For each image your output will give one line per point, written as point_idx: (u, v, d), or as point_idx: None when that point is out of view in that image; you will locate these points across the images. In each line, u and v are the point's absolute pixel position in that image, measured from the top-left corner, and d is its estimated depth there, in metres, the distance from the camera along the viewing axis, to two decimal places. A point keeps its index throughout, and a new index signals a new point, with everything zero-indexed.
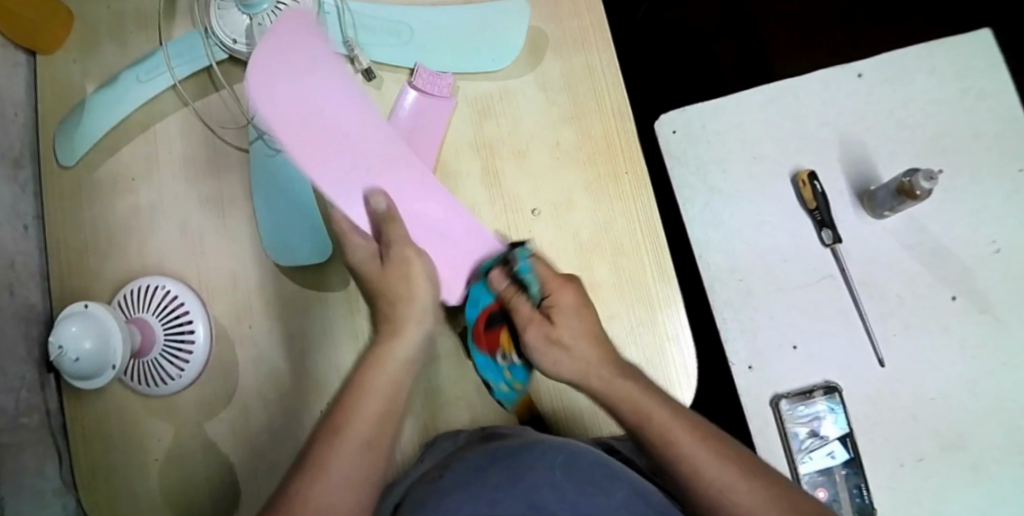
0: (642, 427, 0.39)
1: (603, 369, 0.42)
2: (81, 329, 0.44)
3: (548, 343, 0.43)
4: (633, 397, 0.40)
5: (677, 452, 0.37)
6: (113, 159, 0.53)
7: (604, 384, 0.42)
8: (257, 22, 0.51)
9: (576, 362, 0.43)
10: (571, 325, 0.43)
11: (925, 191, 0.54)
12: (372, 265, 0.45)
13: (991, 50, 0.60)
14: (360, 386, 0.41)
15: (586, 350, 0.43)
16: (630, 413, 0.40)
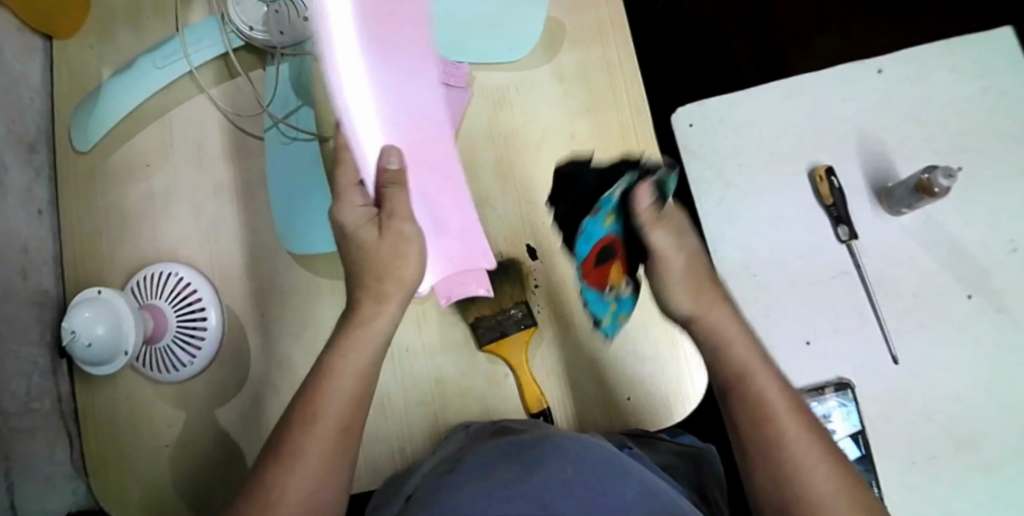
0: (740, 395, 0.37)
1: (722, 312, 0.40)
2: (94, 315, 0.45)
3: (693, 276, 0.40)
4: (746, 363, 0.38)
5: (771, 428, 0.35)
6: (128, 144, 0.53)
7: (718, 332, 0.39)
8: (274, 8, 0.51)
9: (699, 298, 0.40)
10: (691, 259, 0.40)
11: (943, 188, 0.53)
12: (369, 233, 0.40)
13: (1012, 48, 0.59)
14: (333, 367, 0.38)
15: (703, 286, 0.40)
16: (731, 377, 0.38)
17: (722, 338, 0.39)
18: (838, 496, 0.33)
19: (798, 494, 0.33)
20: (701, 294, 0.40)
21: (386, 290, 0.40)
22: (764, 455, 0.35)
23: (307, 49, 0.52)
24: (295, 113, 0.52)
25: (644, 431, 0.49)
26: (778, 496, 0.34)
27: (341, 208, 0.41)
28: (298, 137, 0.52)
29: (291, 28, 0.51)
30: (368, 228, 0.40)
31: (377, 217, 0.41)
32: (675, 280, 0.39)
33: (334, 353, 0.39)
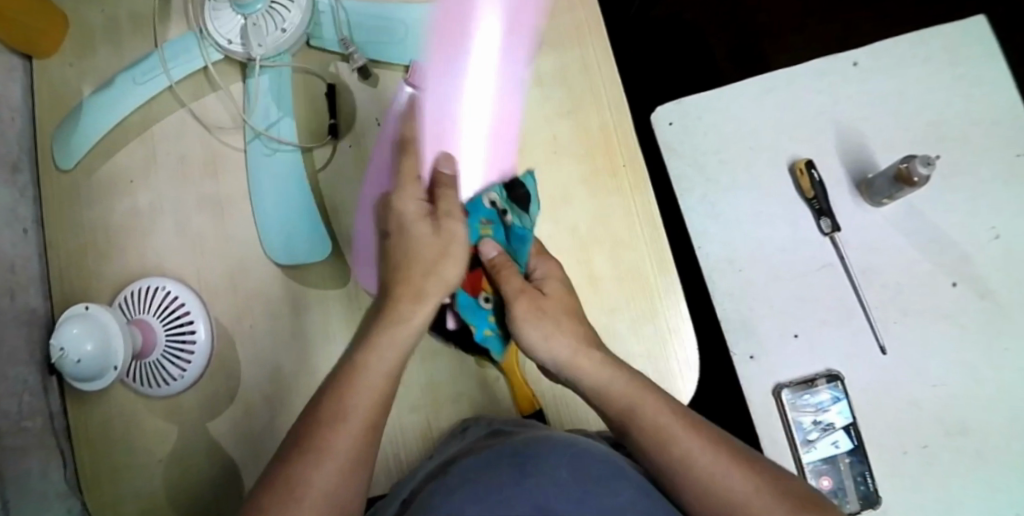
0: (636, 430, 0.38)
1: (588, 353, 0.42)
2: (82, 330, 0.45)
3: (540, 315, 0.43)
4: (631, 392, 0.39)
5: (674, 449, 0.36)
6: (111, 161, 0.53)
7: (596, 369, 0.41)
8: (251, 22, 0.51)
9: (563, 342, 0.42)
10: (556, 294, 0.45)
11: (923, 176, 0.54)
12: (423, 227, 0.41)
13: (985, 36, 0.60)
14: (365, 361, 0.37)
15: (573, 325, 0.43)
16: (624, 412, 0.39)
17: (574, 373, 0.42)
18: (773, 509, 0.33)
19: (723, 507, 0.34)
20: (546, 326, 0.43)
21: (426, 285, 0.40)
22: (671, 477, 0.36)
23: (287, 61, 0.53)
24: (277, 125, 0.52)
25: None
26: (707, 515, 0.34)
27: (399, 196, 0.43)
28: (280, 149, 0.52)
29: (269, 41, 0.51)
30: (422, 222, 0.42)
31: (431, 213, 0.42)
32: (528, 326, 0.43)
33: (367, 346, 0.38)
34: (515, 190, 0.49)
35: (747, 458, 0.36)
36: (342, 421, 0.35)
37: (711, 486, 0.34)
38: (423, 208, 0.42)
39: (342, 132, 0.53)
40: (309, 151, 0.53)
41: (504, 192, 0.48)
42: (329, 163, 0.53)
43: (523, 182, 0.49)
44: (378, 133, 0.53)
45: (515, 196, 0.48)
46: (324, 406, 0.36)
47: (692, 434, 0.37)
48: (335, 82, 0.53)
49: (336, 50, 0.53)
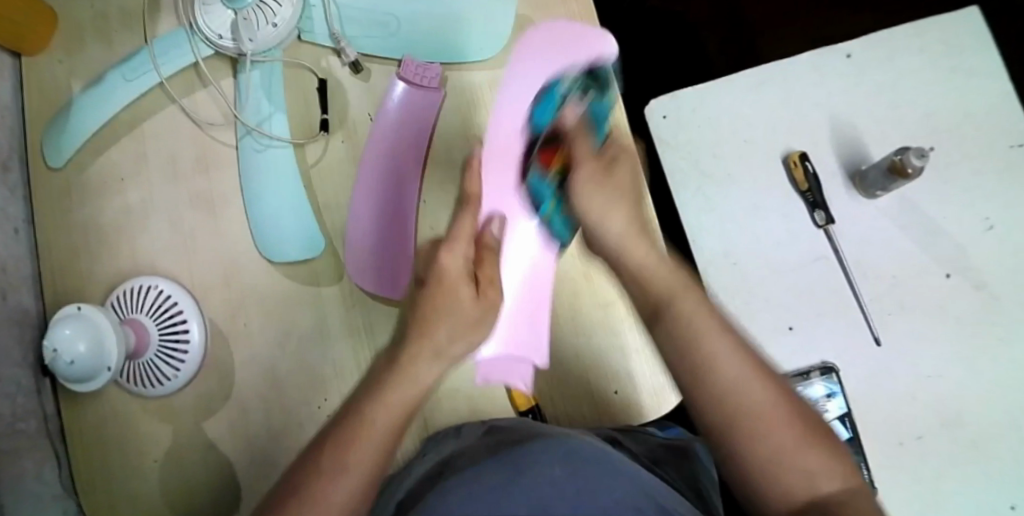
0: (670, 316, 0.38)
1: (641, 241, 0.43)
2: (74, 331, 0.44)
3: (601, 185, 0.44)
4: (673, 285, 0.39)
5: (704, 349, 0.36)
6: (103, 159, 0.53)
7: (640, 253, 0.42)
8: (240, 17, 0.50)
9: (619, 219, 0.43)
10: (622, 173, 0.45)
11: (917, 168, 0.53)
12: (467, 289, 0.42)
13: (978, 27, 0.60)
14: (370, 415, 0.37)
15: (619, 192, 0.44)
16: (660, 295, 0.39)
17: (623, 252, 0.43)
18: (786, 428, 0.33)
19: (734, 411, 0.34)
20: (607, 197, 0.44)
21: (447, 346, 0.41)
22: (694, 368, 0.35)
23: (278, 56, 0.52)
24: (268, 120, 0.52)
25: (629, 425, 0.49)
26: (716, 414, 0.34)
27: (445, 253, 0.42)
28: (272, 145, 0.52)
29: (260, 36, 0.51)
30: (466, 284, 0.42)
31: (473, 274, 0.43)
32: (584, 183, 0.44)
33: (378, 400, 0.38)
34: (596, 77, 0.52)
35: (771, 374, 0.35)
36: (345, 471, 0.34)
37: (731, 387, 0.34)
38: (466, 265, 0.43)
39: (334, 127, 0.53)
40: (301, 146, 0.52)
41: (582, 89, 0.52)
42: (321, 158, 0.52)
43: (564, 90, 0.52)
44: (370, 128, 0.52)
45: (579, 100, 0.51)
46: (325, 459, 0.35)
47: (720, 332, 0.36)
48: (327, 77, 0.53)
49: (327, 45, 0.53)
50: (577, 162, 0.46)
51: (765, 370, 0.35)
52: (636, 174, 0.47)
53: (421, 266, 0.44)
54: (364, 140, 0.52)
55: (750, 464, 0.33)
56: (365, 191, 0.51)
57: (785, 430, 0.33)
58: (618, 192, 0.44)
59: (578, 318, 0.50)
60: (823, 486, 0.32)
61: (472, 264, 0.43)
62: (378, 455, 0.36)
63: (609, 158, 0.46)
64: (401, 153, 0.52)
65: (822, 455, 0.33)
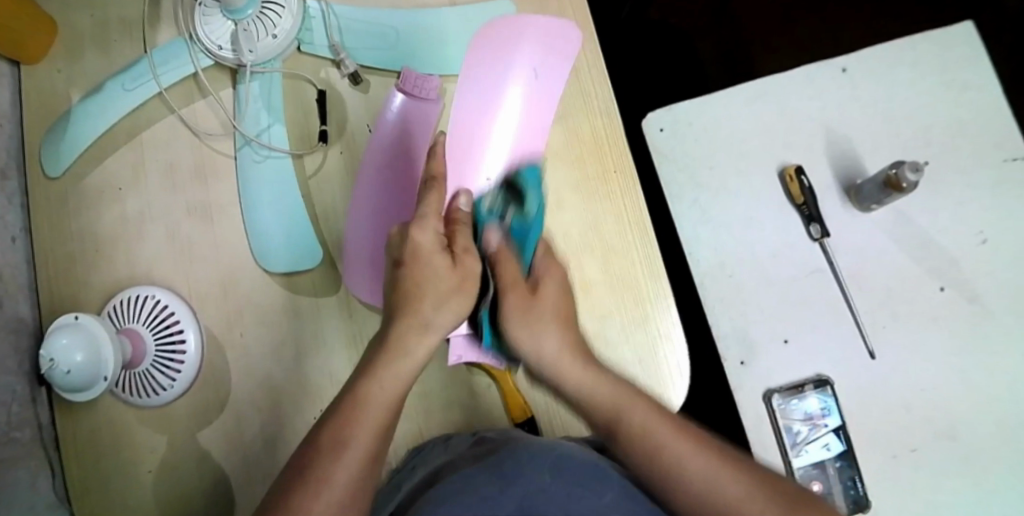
0: (625, 432, 0.37)
1: (577, 360, 0.40)
2: (72, 340, 0.44)
3: (530, 314, 0.41)
4: (617, 396, 0.38)
5: (666, 456, 0.35)
6: (100, 168, 0.53)
7: (586, 374, 0.39)
8: (241, 27, 0.51)
9: (556, 340, 0.40)
10: (556, 290, 0.43)
11: (911, 183, 0.54)
12: (441, 261, 0.40)
13: (971, 43, 0.61)
14: (366, 394, 0.36)
15: (566, 311, 0.42)
16: (608, 417, 0.38)
17: (563, 378, 0.40)
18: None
19: (715, 509, 0.34)
20: (536, 326, 0.40)
21: (433, 317, 0.39)
22: (662, 477, 0.35)
23: (276, 67, 0.52)
24: (268, 131, 0.52)
25: (626, 435, 0.49)
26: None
27: (416, 229, 0.40)
28: (271, 155, 0.52)
29: (260, 48, 0.51)
30: (439, 256, 0.40)
31: (449, 246, 0.41)
32: (517, 317, 0.41)
33: (371, 377, 0.36)
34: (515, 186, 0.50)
35: (740, 465, 0.36)
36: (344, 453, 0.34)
37: (698, 491, 0.35)
38: (440, 240, 0.41)
39: (332, 138, 0.53)
40: (300, 157, 0.53)
41: (498, 213, 0.48)
42: (319, 169, 0.53)
43: (519, 175, 0.51)
44: (368, 139, 0.53)
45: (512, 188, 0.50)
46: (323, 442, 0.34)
47: (677, 438, 0.36)
48: (326, 88, 0.53)
49: (328, 57, 0.53)
50: (503, 288, 0.42)
51: (727, 457, 0.36)
52: (566, 290, 0.43)
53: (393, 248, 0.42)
54: (362, 151, 0.53)
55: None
56: (365, 198, 0.52)
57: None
58: (553, 291, 0.43)
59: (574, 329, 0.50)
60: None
61: (446, 238, 0.42)
62: (375, 434, 0.35)
63: (535, 282, 0.43)
64: (399, 164, 0.52)
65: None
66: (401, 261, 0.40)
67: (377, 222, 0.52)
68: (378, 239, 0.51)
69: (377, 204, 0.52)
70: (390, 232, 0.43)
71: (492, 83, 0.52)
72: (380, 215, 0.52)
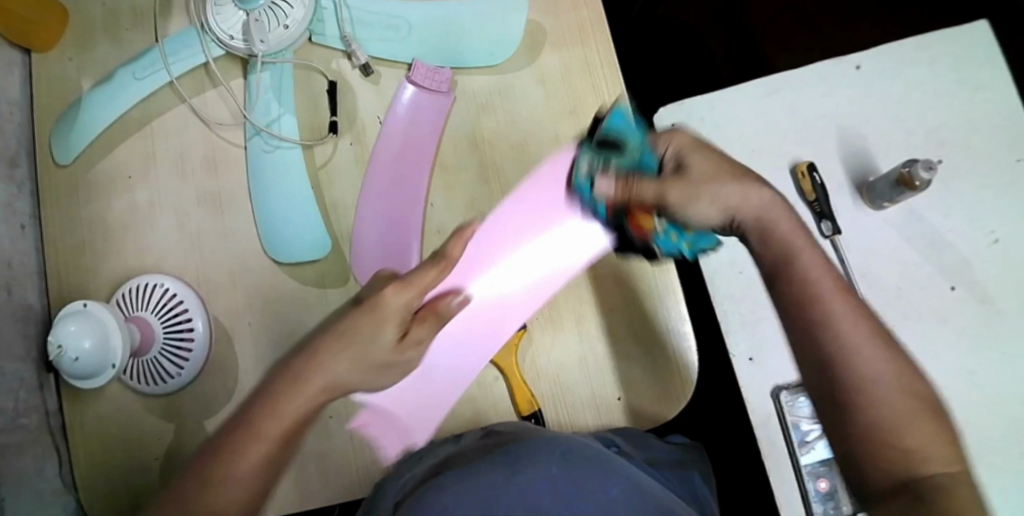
0: (788, 275, 0.41)
1: (760, 190, 0.43)
2: (80, 328, 0.44)
3: (709, 178, 0.42)
4: (794, 241, 0.41)
5: (820, 309, 0.38)
6: (110, 156, 0.53)
7: (762, 208, 0.42)
8: (253, 18, 0.51)
9: (737, 191, 0.42)
10: (703, 158, 0.44)
11: (924, 181, 0.54)
12: (387, 330, 0.42)
13: (985, 41, 0.60)
14: (277, 409, 0.38)
15: (732, 172, 0.43)
16: (780, 258, 0.41)
17: (767, 210, 0.42)
18: (898, 401, 0.36)
19: (848, 371, 0.37)
20: (710, 193, 0.42)
21: (346, 373, 0.41)
22: (810, 330, 0.39)
23: (288, 57, 0.52)
24: (278, 121, 0.52)
25: (633, 431, 0.48)
26: (823, 377, 0.38)
27: (393, 291, 0.43)
28: (281, 146, 0.52)
29: (271, 38, 0.51)
30: (394, 329, 0.42)
31: (406, 324, 0.43)
32: (699, 201, 0.42)
33: (272, 409, 0.38)
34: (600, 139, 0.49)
35: (897, 356, 0.37)
36: (221, 485, 0.36)
37: (845, 355, 0.37)
38: (405, 310, 0.43)
39: (342, 130, 0.53)
40: (310, 148, 0.53)
41: (595, 157, 0.49)
42: (329, 160, 0.53)
43: (600, 126, 0.49)
44: (379, 131, 0.53)
45: (603, 143, 0.49)
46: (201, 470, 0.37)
47: (851, 308, 0.38)
48: (336, 79, 0.53)
49: (339, 48, 0.53)
50: (659, 208, 0.44)
51: (882, 337, 0.38)
52: (711, 158, 0.44)
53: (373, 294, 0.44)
54: (373, 142, 0.53)
55: (863, 425, 0.36)
56: (378, 192, 0.52)
57: (894, 406, 0.36)
58: (702, 164, 0.43)
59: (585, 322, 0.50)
60: (925, 463, 0.34)
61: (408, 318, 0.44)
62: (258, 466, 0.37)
63: (676, 166, 0.45)
64: (409, 157, 0.52)
65: (923, 434, 0.35)
66: (363, 304, 0.43)
67: (384, 231, 0.51)
68: (385, 251, 0.51)
69: (385, 214, 0.51)
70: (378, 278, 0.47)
71: (551, 217, 0.51)
72: (387, 225, 0.51)
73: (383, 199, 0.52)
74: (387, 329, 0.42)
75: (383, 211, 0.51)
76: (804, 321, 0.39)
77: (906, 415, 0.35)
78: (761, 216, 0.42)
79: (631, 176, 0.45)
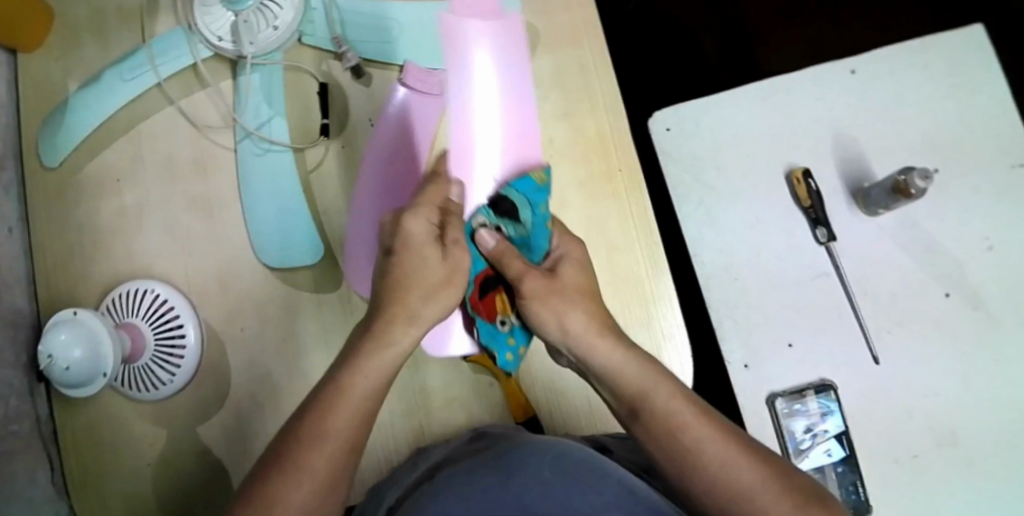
0: (646, 416, 0.37)
1: (601, 332, 0.41)
2: (70, 337, 0.44)
3: (553, 294, 0.43)
4: (643, 376, 0.39)
5: (687, 436, 0.36)
6: (98, 160, 0.52)
7: (608, 353, 0.40)
8: (241, 19, 0.50)
9: (579, 316, 0.42)
10: (573, 274, 0.44)
11: (919, 190, 0.54)
12: (432, 254, 0.41)
13: (983, 46, 0.60)
14: (349, 380, 0.37)
15: (584, 298, 0.43)
16: (635, 395, 0.38)
17: (590, 347, 0.41)
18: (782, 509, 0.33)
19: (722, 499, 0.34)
20: (557, 304, 0.42)
21: (421, 310, 0.40)
22: (678, 467, 0.36)
23: (278, 59, 0.52)
24: (268, 124, 0.51)
25: (628, 434, 0.49)
26: (704, 507, 0.35)
27: (411, 217, 0.42)
28: (271, 149, 0.51)
29: (260, 40, 0.50)
30: (432, 246, 0.42)
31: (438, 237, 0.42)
32: (540, 309, 0.42)
33: (357, 366, 0.37)
34: (502, 204, 0.47)
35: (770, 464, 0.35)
36: (310, 443, 0.34)
37: (710, 479, 0.35)
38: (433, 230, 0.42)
39: (333, 132, 0.52)
40: (300, 151, 0.52)
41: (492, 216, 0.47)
42: (321, 163, 0.52)
43: (507, 193, 0.48)
44: (371, 133, 0.52)
45: (503, 211, 0.47)
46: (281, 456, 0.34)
47: (706, 426, 0.36)
48: (327, 81, 0.52)
49: (329, 49, 0.52)
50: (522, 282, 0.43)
51: (751, 449, 0.36)
52: (584, 268, 0.45)
53: (386, 234, 0.43)
54: (365, 144, 0.52)
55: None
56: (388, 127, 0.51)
57: (776, 508, 0.33)
58: (571, 272, 0.44)
59: None
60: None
61: (437, 229, 0.43)
62: (353, 422, 0.36)
63: (552, 268, 0.45)
64: (402, 159, 0.51)
65: None
66: (390, 250, 0.41)
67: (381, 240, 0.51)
68: None
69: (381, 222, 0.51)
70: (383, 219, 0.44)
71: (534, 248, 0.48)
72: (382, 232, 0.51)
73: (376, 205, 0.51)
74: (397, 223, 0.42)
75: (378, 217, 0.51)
76: (670, 460, 0.36)
77: None
78: (595, 361, 0.40)
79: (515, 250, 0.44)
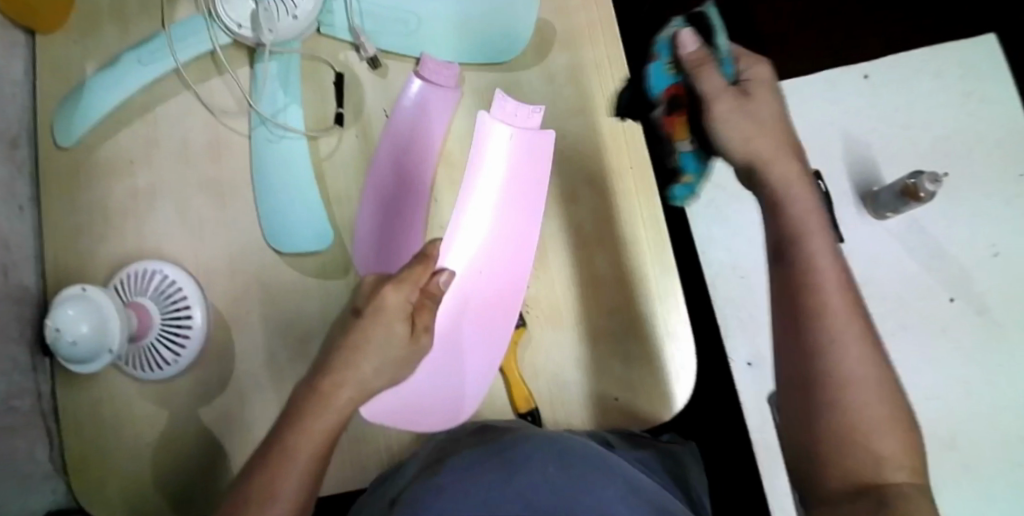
0: (790, 256, 0.38)
1: (785, 157, 0.40)
2: (78, 311, 0.43)
3: (745, 112, 0.41)
4: (805, 228, 0.38)
5: (815, 290, 0.36)
6: (113, 141, 0.52)
7: (782, 181, 0.39)
8: (262, 7, 0.50)
9: (762, 140, 0.40)
10: (763, 99, 0.42)
11: (929, 193, 0.54)
12: (400, 329, 0.41)
13: (991, 56, 0.61)
14: (296, 442, 0.37)
15: (766, 121, 0.41)
16: (789, 222, 0.39)
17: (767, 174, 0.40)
18: (867, 407, 0.33)
19: (829, 363, 0.34)
20: (740, 122, 0.41)
21: (371, 378, 0.40)
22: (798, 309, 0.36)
23: (296, 48, 0.52)
24: (284, 111, 0.52)
25: (629, 432, 0.49)
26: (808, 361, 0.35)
27: (391, 288, 0.41)
28: (286, 136, 0.52)
29: (280, 28, 0.50)
30: (402, 324, 0.41)
31: (411, 317, 0.42)
32: (727, 118, 0.41)
33: (301, 428, 0.37)
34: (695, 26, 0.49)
35: (890, 384, 0.34)
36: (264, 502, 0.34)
37: (837, 366, 0.34)
38: (407, 306, 0.41)
39: (347, 121, 0.53)
40: (314, 139, 0.52)
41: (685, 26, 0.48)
42: (334, 151, 0.53)
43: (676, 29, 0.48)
44: (384, 124, 0.53)
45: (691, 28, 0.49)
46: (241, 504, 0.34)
47: (846, 303, 0.35)
48: (344, 71, 0.53)
49: (347, 40, 0.53)
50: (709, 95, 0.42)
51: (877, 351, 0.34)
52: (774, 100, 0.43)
53: (363, 296, 0.42)
54: (377, 135, 0.53)
55: (835, 426, 0.33)
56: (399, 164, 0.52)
57: (874, 407, 0.33)
58: (761, 102, 0.42)
59: (586, 321, 0.50)
60: (888, 474, 0.32)
61: (414, 308, 0.42)
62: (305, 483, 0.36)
63: (745, 90, 0.43)
64: (413, 150, 0.52)
65: (892, 444, 0.33)
66: (361, 313, 0.41)
67: (392, 235, 0.51)
68: (396, 254, 0.51)
69: (393, 222, 0.51)
70: (365, 280, 0.44)
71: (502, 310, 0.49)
72: (394, 228, 0.51)
73: (384, 210, 0.51)
74: (378, 289, 0.42)
75: (390, 217, 0.51)
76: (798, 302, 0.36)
77: (880, 423, 0.33)
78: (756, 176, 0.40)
79: (705, 60, 0.44)
